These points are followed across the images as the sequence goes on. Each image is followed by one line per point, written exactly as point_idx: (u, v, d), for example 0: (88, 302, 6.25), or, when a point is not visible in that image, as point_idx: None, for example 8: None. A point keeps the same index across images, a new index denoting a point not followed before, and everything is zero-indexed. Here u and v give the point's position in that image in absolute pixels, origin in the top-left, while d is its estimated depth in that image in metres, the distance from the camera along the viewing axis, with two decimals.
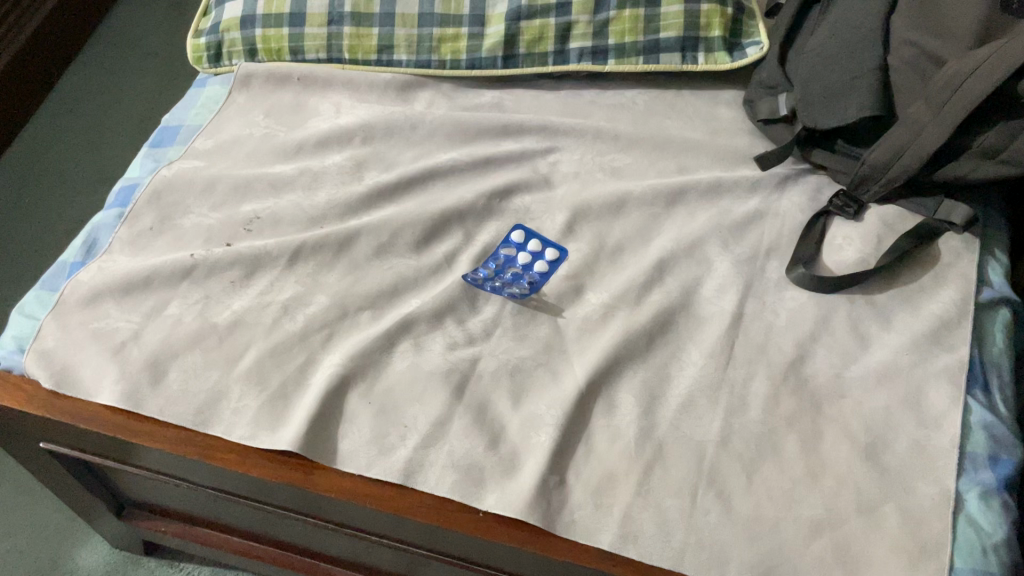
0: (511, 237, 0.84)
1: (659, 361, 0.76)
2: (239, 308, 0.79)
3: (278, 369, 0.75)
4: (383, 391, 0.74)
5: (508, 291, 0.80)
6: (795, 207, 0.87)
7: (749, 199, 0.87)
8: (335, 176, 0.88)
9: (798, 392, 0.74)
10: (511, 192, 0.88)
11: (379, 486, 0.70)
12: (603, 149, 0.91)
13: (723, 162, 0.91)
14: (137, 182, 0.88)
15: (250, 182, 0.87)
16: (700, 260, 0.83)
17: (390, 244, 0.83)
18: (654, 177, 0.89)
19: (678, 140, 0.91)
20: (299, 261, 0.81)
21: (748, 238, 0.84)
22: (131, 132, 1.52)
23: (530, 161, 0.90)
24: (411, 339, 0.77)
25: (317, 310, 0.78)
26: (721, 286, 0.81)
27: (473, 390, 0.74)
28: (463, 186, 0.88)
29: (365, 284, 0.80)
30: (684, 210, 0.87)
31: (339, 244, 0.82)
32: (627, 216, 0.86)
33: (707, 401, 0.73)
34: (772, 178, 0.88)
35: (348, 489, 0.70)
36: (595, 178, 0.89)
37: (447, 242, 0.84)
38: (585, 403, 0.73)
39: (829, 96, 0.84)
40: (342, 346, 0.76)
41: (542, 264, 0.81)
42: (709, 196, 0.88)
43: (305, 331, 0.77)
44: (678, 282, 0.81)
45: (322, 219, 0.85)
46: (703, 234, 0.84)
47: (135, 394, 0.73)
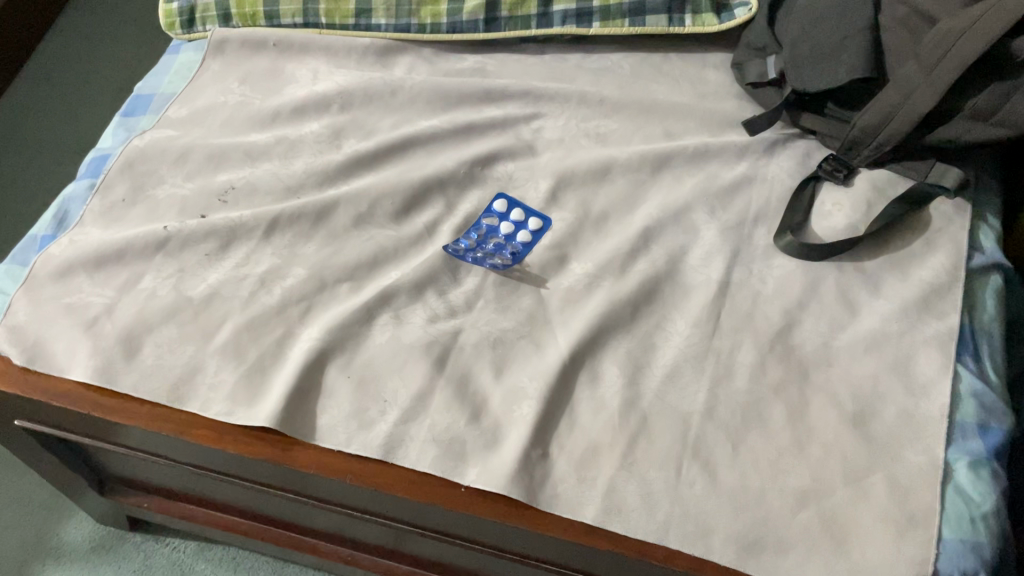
0: (494, 206, 0.82)
1: (645, 330, 0.74)
2: (215, 281, 0.77)
3: (255, 343, 0.73)
4: (363, 365, 0.72)
5: (490, 263, 0.78)
6: (783, 172, 0.85)
7: (737, 164, 0.85)
8: (312, 144, 0.85)
9: (785, 360, 0.73)
10: (493, 159, 0.86)
11: (363, 464, 0.69)
12: (588, 114, 0.89)
13: (711, 127, 0.89)
14: (109, 152, 0.86)
15: (225, 152, 0.84)
16: (686, 228, 0.81)
17: (369, 214, 0.81)
18: (640, 143, 0.87)
19: (665, 104, 0.89)
20: (276, 232, 0.79)
21: (736, 204, 0.82)
22: (109, 101, 1.49)
23: (513, 128, 0.88)
24: (391, 312, 0.75)
25: (294, 282, 0.77)
26: (708, 253, 0.79)
27: (455, 362, 0.73)
28: (445, 154, 0.86)
29: (343, 255, 0.78)
30: (670, 176, 0.85)
31: (317, 214, 0.80)
32: (612, 183, 0.84)
33: (693, 371, 0.72)
34: (760, 143, 0.86)
35: (332, 467, 0.69)
36: (579, 144, 0.87)
37: (428, 212, 0.82)
38: (568, 375, 0.72)
39: (818, 58, 0.81)
40: (320, 319, 0.74)
41: (525, 233, 0.79)
42: (696, 161, 0.85)
43: (282, 303, 0.75)
44: (664, 250, 0.79)
45: (299, 188, 0.82)
46: (689, 201, 0.82)
47: (109, 370, 0.72)
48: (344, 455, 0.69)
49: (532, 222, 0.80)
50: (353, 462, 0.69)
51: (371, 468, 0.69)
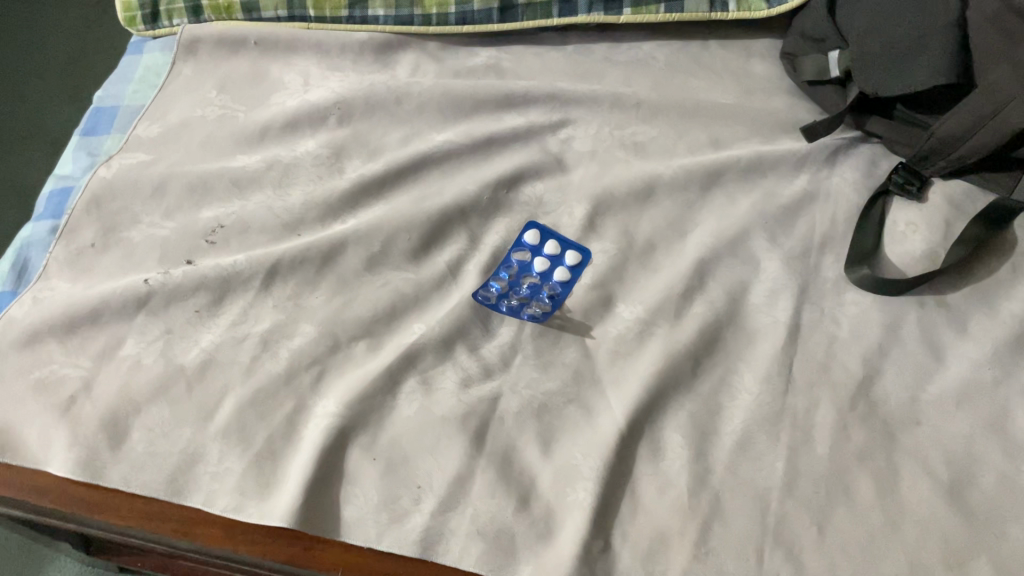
0: (524, 238, 0.72)
1: (708, 388, 0.66)
2: (209, 344, 0.66)
3: (263, 421, 0.63)
4: (390, 443, 0.63)
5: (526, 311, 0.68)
6: (848, 185, 0.75)
7: (795, 177, 0.75)
8: (310, 167, 0.74)
9: (868, 420, 0.64)
10: (519, 179, 0.75)
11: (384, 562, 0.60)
12: (623, 119, 0.78)
13: (763, 131, 0.78)
14: (72, 184, 0.74)
15: (208, 181, 0.72)
16: (745, 259, 0.71)
17: (383, 255, 0.70)
18: (686, 155, 0.76)
19: (709, 106, 0.78)
20: (276, 281, 0.68)
21: (799, 227, 0.73)
22: (58, 71, 1.32)
23: (538, 139, 0.77)
24: (418, 375, 0.65)
25: (303, 342, 0.66)
26: (773, 289, 0.70)
27: (496, 436, 0.63)
28: (463, 174, 0.75)
29: (356, 307, 0.68)
30: (721, 194, 0.75)
31: (322, 257, 0.69)
32: (657, 205, 0.74)
33: (767, 438, 0.64)
34: (821, 151, 0.76)
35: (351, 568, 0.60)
36: (616, 157, 0.76)
37: (450, 247, 0.71)
38: (627, 448, 0.63)
39: (892, 57, 0.70)
40: (337, 388, 0.64)
41: (563, 271, 0.70)
42: (750, 175, 0.75)
43: (290, 371, 0.65)
44: (722, 288, 0.70)
45: (299, 224, 0.71)
46: (746, 226, 0.72)
47: (95, 462, 0.62)
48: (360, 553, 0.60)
49: (569, 256, 0.70)
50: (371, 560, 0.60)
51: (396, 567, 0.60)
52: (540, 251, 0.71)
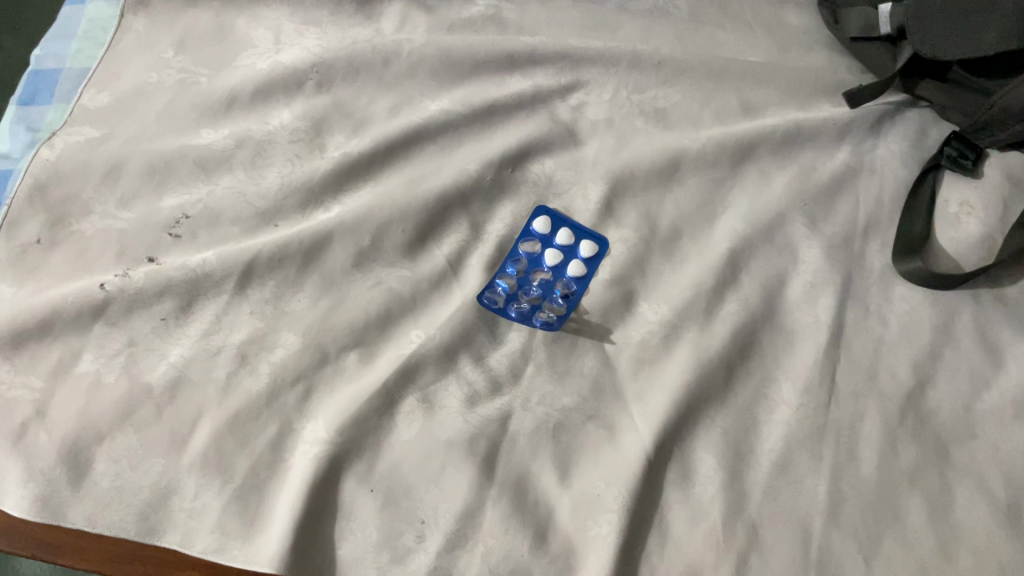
0: (533, 226, 0.63)
1: (743, 401, 0.59)
2: (179, 359, 0.58)
3: (244, 449, 0.56)
4: (388, 471, 0.56)
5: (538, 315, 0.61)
6: (896, 159, 0.66)
7: (836, 151, 0.67)
8: (286, 144, 0.64)
9: (919, 435, 0.58)
10: (526, 155, 0.66)
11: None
12: (642, 82, 0.68)
13: (799, 94, 0.69)
14: (10, 166, 0.64)
15: (170, 162, 0.63)
16: (781, 247, 0.63)
17: (374, 249, 0.61)
18: (713, 125, 0.67)
19: (738, 67, 0.69)
20: (252, 282, 0.60)
21: (841, 209, 0.65)
22: None
23: (546, 106, 0.68)
24: (418, 391, 0.58)
25: (287, 355, 0.58)
26: (813, 283, 0.62)
27: (508, 461, 0.56)
28: (463, 150, 0.66)
29: (345, 312, 0.60)
30: (754, 170, 0.66)
31: (305, 253, 0.61)
32: (682, 184, 0.65)
33: (809, 458, 0.57)
34: (864, 120, 0.68)
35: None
36: (634, 128, 0.67)
37: (449, 239, 0.63)
38: (654, 473, 0.56)
39: (956, 15, 0.62)
40: (327, 409, 0.57)
41: (578, 266, 0.62)
42: (785, 148, 0.67)
43: (274, 389, 0.58)
44: (757, 282, 0.62)
45: (276, 213, 0.62)
46: (782, 209, 0.64)
47: (54, 501, 0.55)
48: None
49: (584, 248, 0.62)
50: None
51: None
52: (551, 241, 0.63)
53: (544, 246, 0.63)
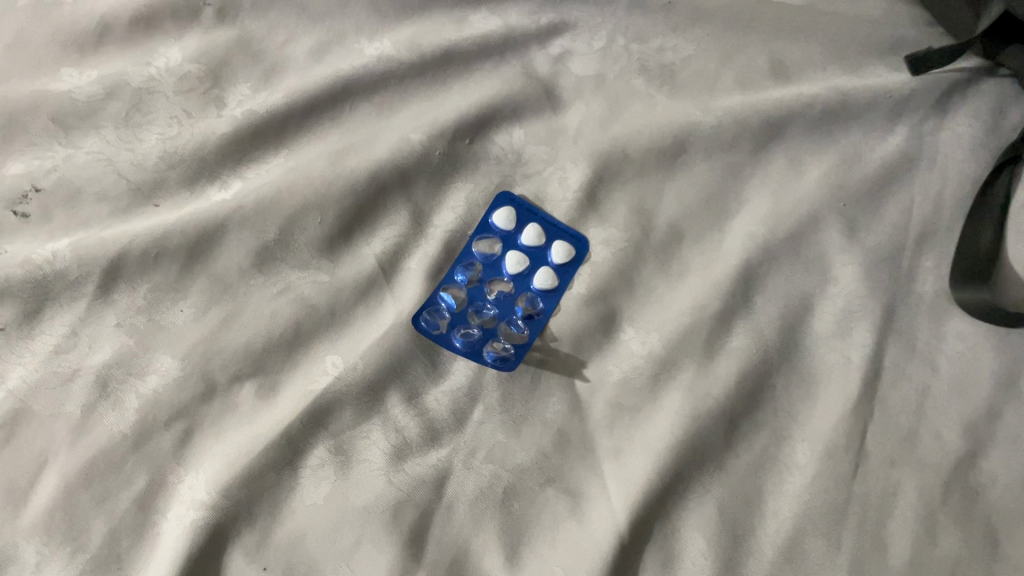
0: (492, 220, 0.49)
1: (746, 465, 0.46)
2: (21, 384, 0.45)
3: (100, 509, 0.43)
4: (286, 545, 0.43)
5: (491, 341, 0.48)
6: (964, 146, 0.51)
7: (888, 132, 0.52)
8: (172, 96, 0.49)
9: (969, 518, 0.45)
10: (489, 122, 0.51)
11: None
12: (644, 28, 0.53)
13: (848, 52, 0.53)
14: None
15: (17, 114, 0.48)
16: (809, 261, 0.49)
17: (281, 245, 0.47)
18: (734, 91, 0.52)
19: (770, 14, 0.53)
20: (119, 283, 0.46)
21: (889, 213, 0.50)
22: None
23: (519, 55, 0.52)
24: (330, 439, 0.45)
25: (161, 385, 0.45)
26: (846, 311, 0.48)
27: (440, 536, 0.44)
28: (406, 112, 0.50)
29: (240, 328, 0.46)
30: (781, 154, 0.51)
31: (190, 247, 0.46)
32: (688, 169, 0.51)
33: (828, 544, 0.44)
34: (928, 93, 0.52)
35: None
36: (631, 89, 0.52)
37: (383, 233, 0.48)
38: (627, 558, 0.44)
39: None
40: (212, 460, 0.44)
41: (547, 276, 0.49)
42: (823, 126, 0.52)
43: (143, 430, 0.44)
44: (774, 308, 0.48)
45: (156, 190, 0.47)
46: (814, 210, 0.50)
47: None
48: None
49: (556, 252, 0.49)
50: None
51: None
52: (515, 240, 0.50)
53: (506, 247, 0.50)
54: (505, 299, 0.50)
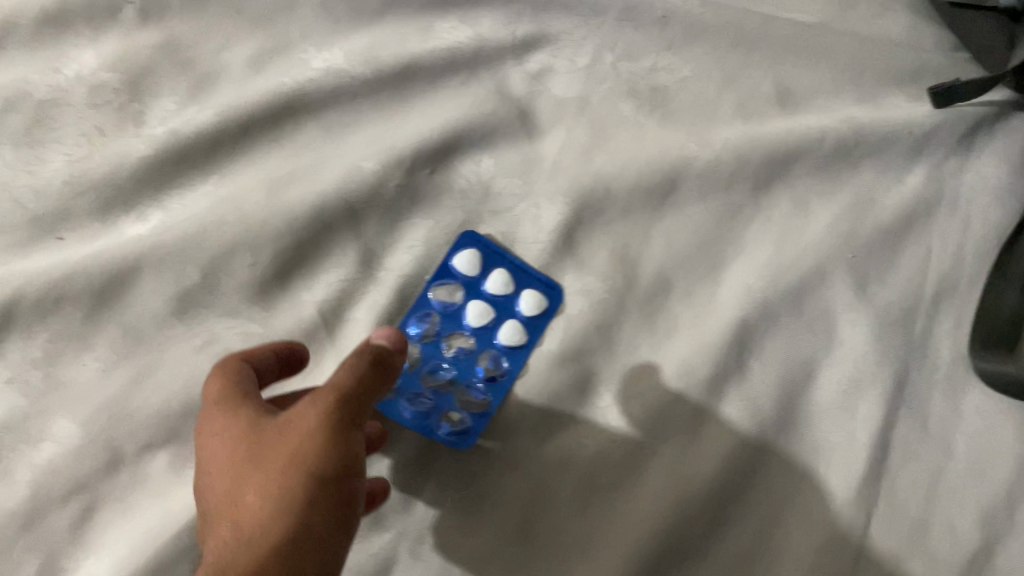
0: (453, 264, 0.43)
1: (732, 558, 0.39)
2: None
3: None
4: None
5: (445, 411, 0.42)
6: (990, 190, 0.45)
7: (907, 172, 0.46)
8: (84, 110, 0.42)
9: None
10: (454, 149, 0.44)
11: (310, 415, 0.31)
12: (635, 44, 0.47)
13: (863, 79, 0.47)
14: None
15: None
16: (813, 320, 0.43)
17: (205, 290, 0.41)
18: (735, 119, 0.46)
19: (779, 30, 0.47)
20: (12, 333, 0.40)
21: (905, 265, 0.44)
22: None
23: (490, 70, 0.46)
24: None
25: (57, 455, 0.38)
26: (853, 380, 0.42)
27: None
28: (357, 135, 0.44)
29: (152, 388, 0.39)
30: (785, 195, 0.45)
31: (98, 291, 0.40)
32: (679, 211, 0.44)
33: None
34: (953, 127, 0.46)
35: (257, 458, 0.31)
36: (617, 115, 0.46)
37: (326, 278, 0.42)
38: None
39: None
40: (113, 546, 0.37)
41: (513, 330, 0.42)
42: (833, 164, 0.46)
43: (34, 508, 0.38)
44: (771, 374, 0.42)
45: (61, 220, 0.41)
46: (819, 262, 0.44)
47: None
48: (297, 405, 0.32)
49: (524, 303, 0.42)
50: (312, 449, 0.30)
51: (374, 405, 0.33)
52: (479, 288, 0.43)
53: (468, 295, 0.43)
54: (465, 357, 0.43)
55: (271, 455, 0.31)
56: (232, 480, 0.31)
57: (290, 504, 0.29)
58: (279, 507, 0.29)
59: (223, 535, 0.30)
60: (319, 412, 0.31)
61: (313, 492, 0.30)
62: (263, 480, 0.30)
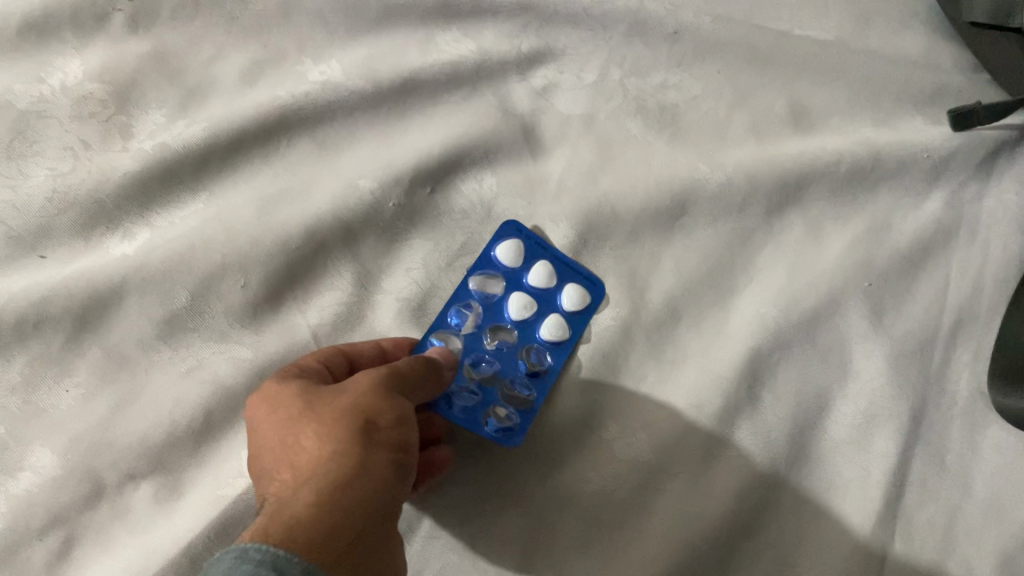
0: (495, 254, 0.41)
1: None
2: None
3: None
4: None
5: (491, 406, 0.40)
6: (1012, 215, 0.43)
7: (925, 197, 0.44)
8: (67, 122, 0.40)
9: None
10: (456, 168, 0.43)
11: (365, 376, 0.33)
12: (644, 59, 0.45)
13: (879, 100, 0.45)
14: None
15: None
16: (826, 350, 0.41)
17: (192, 313, 0.39)
18: (747, 140, 0.44)
19: (793, 48, 0.45)
20: None
21: (923, 294, 0.42)
22: None
23: (493, 85, 0.44)
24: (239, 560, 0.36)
25: (35, 486, 0.37)
26: (868, 414, 0.40)
27: None
28: (355, 151, 0.42)
29: (135, 415, 0.37)
30: (798, 219, 0.44)
31: (81, 314, 0.38)
32: (688, 235, 0.43)
33: None
34: (972, 152, 0.44)
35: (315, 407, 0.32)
36: (625, 134, 0.44)
37: (321, 300, 0.40)
38: None
39: None
40: None
41: (557, 325, 0.41)
42: (848, 188, 0.44)
43: (11, 541, 0.36)
44: (783, 407, 0.40)
45: (42, 239, 0.39)
46: (834, 290, 0.42)
47: None
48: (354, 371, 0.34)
49: (568, 297, 0.41)
50: (373, 400, 0.32)
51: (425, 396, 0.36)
52: (521, 280, 0.42)
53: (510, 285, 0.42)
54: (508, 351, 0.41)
55: (323, 405, 0.32)
56: (283, 431, 0.32)
57: (355, 442, 0.31)
58: (346, 442, 0.31)
59: (285, 480, 0.31)
60: (372, 375, 0.33)
61: (370, 438, 0.31)
62: (324, 423, 0.31)
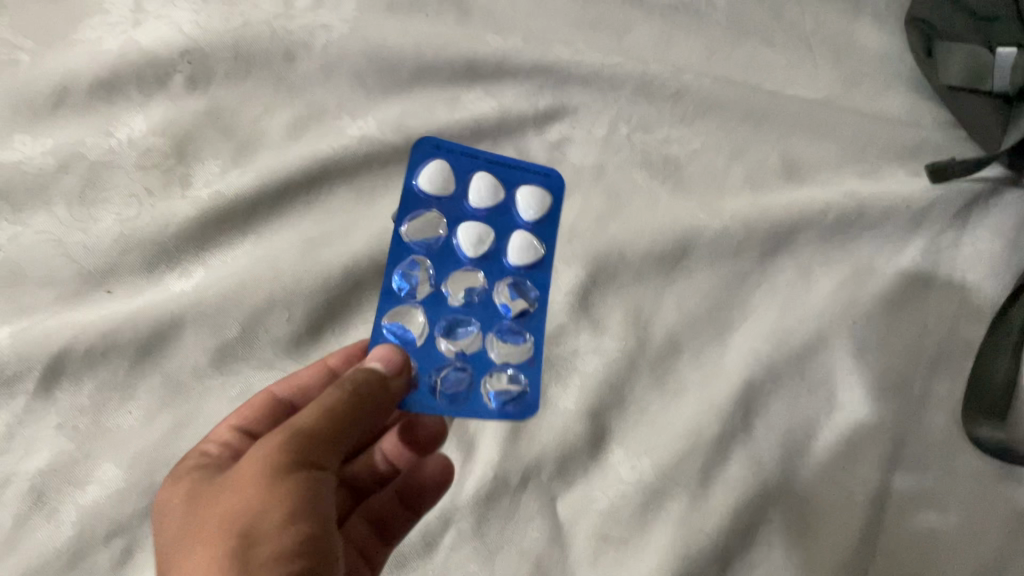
0: (430, 188, 0.40)
1: None
2: None
3: None
4: None
5: (486, 374, 0.39)
6: (983, 261, 0.48)
7: (906, 243, 0.48)
8: (132, 171, 0.45)
9: None
10: None
11: (251, 467, 0.30)
12: (648, 116, 0.50)
13: (862, 154, 0.50)
14: None
15: None
16: (814, 382, 0.45)
17: (241, 344, 0.43)
18: (743, 190, 0.49)
19: (784, 107, 0.50)
20: (62, 380, 0.42)
21: (905, 332, 0.46)
22: None
23: (514, 139, 0.49)
24: None
25: (103, 497, 0.40)
26: (852, 442, 0.44)
27: None
28: (388, 198, 0.47)
29: (193, 434, 0.41)
30: (789, 264, 0.48)
31: (142, 344, 0.42)
32: (689, 277, 0.47)
33: None
34: (948, 203, 0.49)
35: (199, 529, 0.29)
36: (632, 184, 0.49)
37: (357, 333, 0.44)
38: None
39: None
40: None
41: (523, 246, 0.41)
42: (834, 235, 0.49)
43: (79, 548, 0.39)
44: (775, 434, 0.44)
45: (109, 275, 0.43)
46: (821, 327, 0.46)
47: None
48: (254, 447, 0.32)
49: (520, 202, 0.41)
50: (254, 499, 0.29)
51: (340, 451, 0.33)
52: (461, 206, 0.41)
53: (454, 222, 0.41)
54: (475, 300, 0.40)
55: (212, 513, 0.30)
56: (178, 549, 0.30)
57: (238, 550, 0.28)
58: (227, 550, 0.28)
59: None
60: (258, 459, 0.30)
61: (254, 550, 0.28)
62: (204, 550, 0.28)
